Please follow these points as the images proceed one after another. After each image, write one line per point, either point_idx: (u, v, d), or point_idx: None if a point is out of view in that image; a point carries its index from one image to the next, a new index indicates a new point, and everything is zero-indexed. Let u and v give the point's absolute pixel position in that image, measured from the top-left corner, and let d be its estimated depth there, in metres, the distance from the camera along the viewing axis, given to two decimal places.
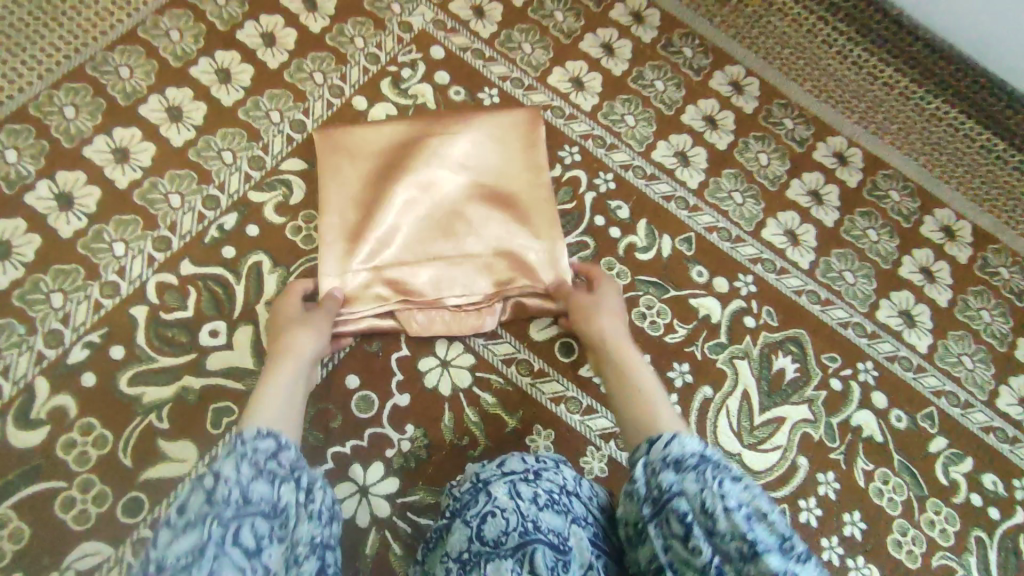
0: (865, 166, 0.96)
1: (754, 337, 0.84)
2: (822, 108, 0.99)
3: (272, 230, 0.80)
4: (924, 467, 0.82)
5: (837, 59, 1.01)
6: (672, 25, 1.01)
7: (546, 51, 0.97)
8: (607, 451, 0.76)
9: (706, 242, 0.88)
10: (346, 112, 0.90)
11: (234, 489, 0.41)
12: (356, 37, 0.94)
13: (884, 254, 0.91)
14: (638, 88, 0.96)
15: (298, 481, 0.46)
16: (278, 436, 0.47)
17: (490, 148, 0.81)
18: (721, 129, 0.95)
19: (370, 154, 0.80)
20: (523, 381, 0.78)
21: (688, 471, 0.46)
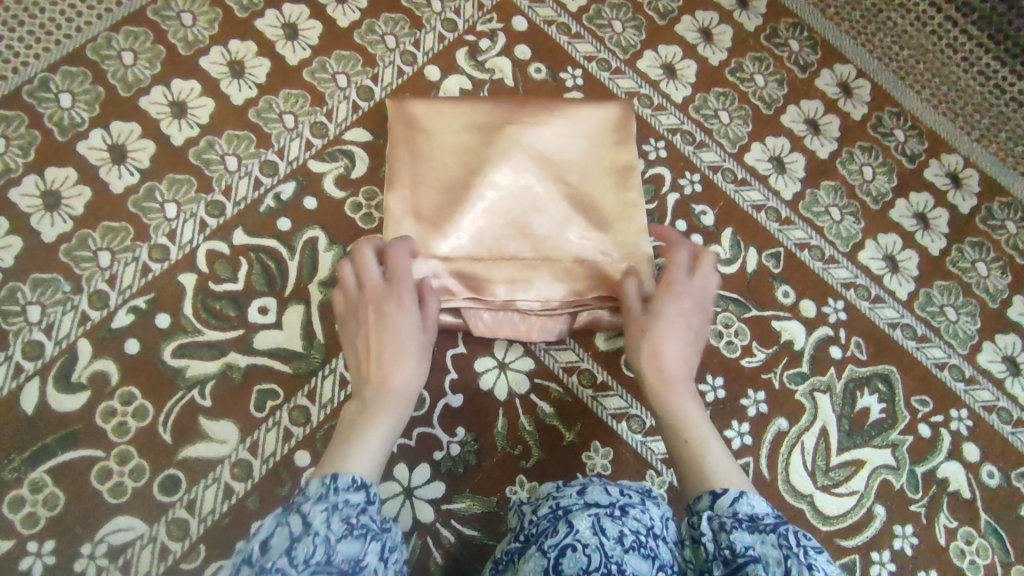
0: (979, 191, 0.86)
1: (839, 370, 0.76)
2: (938, 120, 0.89)
3: (331, 204, 0.75)
4: (1014, 531, 0.72)
5: (961, 67, 0.91)
6: (778, 14, 0.92)
7: (637, 31, 0.89)
8: (668, 478, 0.70)
9: (796, 260, 0.80)
10: (416, 82, 0.83)
11: (318, 547, 0.40)
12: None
13: (992, 292, 0.82)
14: (736, 82, 0.88)
15: (384, 542, 0.44)
16: (370, 486, 0.46)
17: (576, 144, 0.77)
18: (824, 135, 0.86)
19: (446, 135, 0.76)
20: (584, 393, 0.72)
21: (768, 535, 0.45)
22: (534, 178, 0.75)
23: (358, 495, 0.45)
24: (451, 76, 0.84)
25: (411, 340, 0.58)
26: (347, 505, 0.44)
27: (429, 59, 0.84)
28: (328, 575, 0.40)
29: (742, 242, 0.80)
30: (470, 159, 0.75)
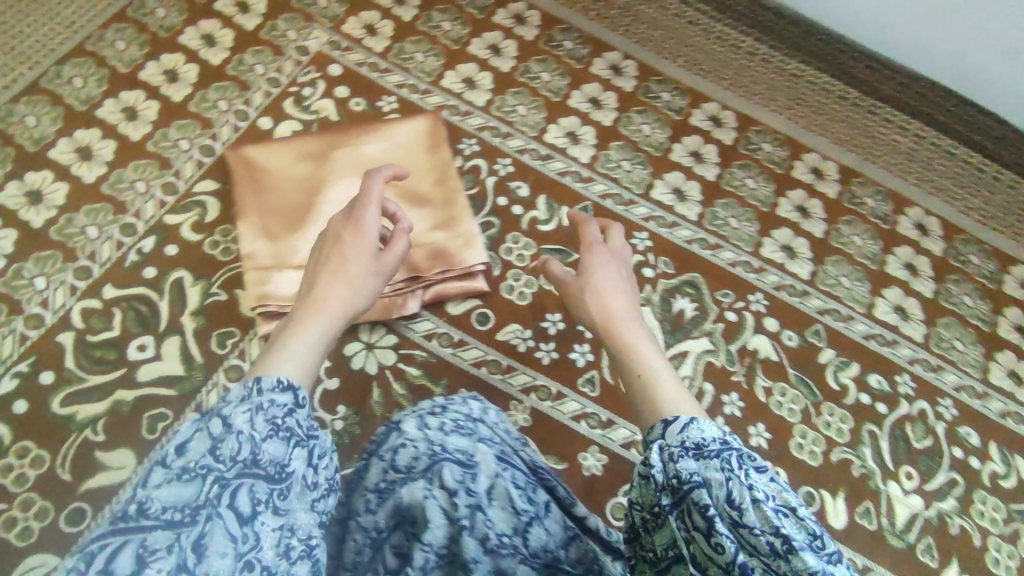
0: (738, 126, 1.06)
1: (654, 285, 0.92)
2: (694, 79, 1.09)
3: (191, 246, 0.85)
4: (817, 377, 0.89)
5: (704, 35, 1.12)
6: (551, 23, 1.11)
7: (437, 57, 1.06)
8: (529, 403, 0.82)
9: (602, 208, 0.97)
10: (253, 133, 0.96)
11: (242, 445, 0.42)
12: (256, 65, 1.01)
13: (762, 199, 1.01)
14: (526, 81, 1.06)
15: (312, 450, 0.46)
16: (298, 390, 0.48)
17: (396, 152, 0.91)
18: (606, 108, 1.05)
19: (282, 167, 0.88)
20: (445, 352, 0.83)
21: (713, 461, 0.44)
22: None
23: (286, 399, 0.46)
24: (284, 123, 0.97)
25: (355, 277, 0.65)
26: (273, 407, 0.45)
27: (262, 112, 0.97)
28: (251, 475, 0.41)
29: (556, 204, 0.96)
30: (308, 185, 0.87)
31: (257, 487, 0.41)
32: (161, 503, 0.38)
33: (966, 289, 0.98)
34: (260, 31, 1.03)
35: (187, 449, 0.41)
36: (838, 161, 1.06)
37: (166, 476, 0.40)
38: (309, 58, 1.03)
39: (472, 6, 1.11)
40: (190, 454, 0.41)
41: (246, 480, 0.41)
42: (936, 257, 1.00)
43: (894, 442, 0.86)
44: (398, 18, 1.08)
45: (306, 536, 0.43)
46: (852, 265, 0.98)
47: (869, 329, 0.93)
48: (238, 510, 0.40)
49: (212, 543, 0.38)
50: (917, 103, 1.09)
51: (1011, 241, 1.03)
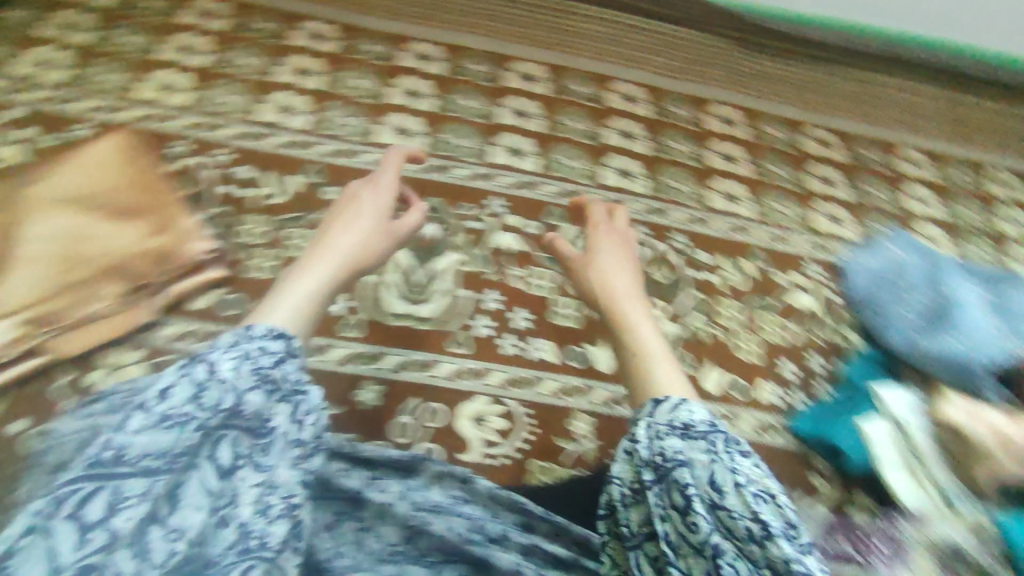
0: (553, 76, 1.24)
1: (516, 240, 1.03)
2: (495, 45, 1.25)
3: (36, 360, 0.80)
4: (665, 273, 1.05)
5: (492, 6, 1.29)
6: (352, 33, 1.19)
7: (245, 94, 1.06)
8: (435, 379, 0.91)
9: (453, 186, 1.05)
10: (57, 217, 0.88)
11: (226, 394, 0.55)
12: (42, 151, 0.94)
13: (587, 135, 1.18)
14: (344, 92, 1.10)
15: (293, 405, 0.59)
16: (286, 337, 0.62)
17: (231, 200, 0.95)
18: (424, 96, 1.14)
19: (113, 250, 0.87)
20: (342, 362, 0.90)
21: (699, 441, 0.58)
22: (211, 240, 0.91)
23: (280, 351, 0.61)
24: (85, 171, 0.92)
25: (341, 237, 0.80)
26: (253, 355, 0.58)
27: (62, 167, 0.92)
28: (232, 427, 0.55)
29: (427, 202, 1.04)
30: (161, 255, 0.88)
31: (238, 440, 0.56)
32: (142, 448, 0.51)
33: (775, 161, 1.25)
34: (47, 117, 0.98)
35: (173, 395, 0.54)
36: (637, 80, 1.28)
37: (155, 419, 0.52)
38: (109, 128, 0.99)
39: (269, 36, 1.15)
40: (179, 396, 0.54)
41: (225, 434, 0.55)
42: (748, 142, 1.26)
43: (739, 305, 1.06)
44: (196, 68, 1.08)
45: (283, 492, 0.56)
46: (677, 168, 1.18)
47: (699, 215, 1.13)
48: (220, 462, 0.54)
49: (191, 483, 0.53)
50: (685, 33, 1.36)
51: (793, 106, 1.34)
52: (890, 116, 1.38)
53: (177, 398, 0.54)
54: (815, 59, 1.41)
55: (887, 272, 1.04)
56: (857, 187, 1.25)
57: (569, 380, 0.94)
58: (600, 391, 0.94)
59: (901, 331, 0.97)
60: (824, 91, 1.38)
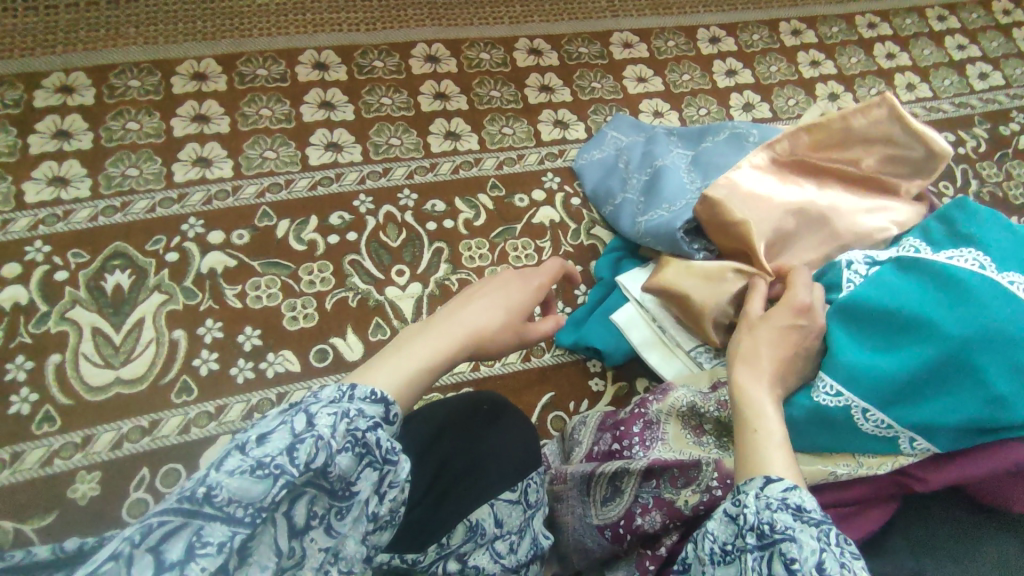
0: (451, 52, 1.14)
1: (496, 218, 0.99)
2: (383, 36, 1.13)
3: (57, 519, 0.72)
4: None
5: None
6: (232, 61, 1.05)
7: (152, 160, 0.95)
8: (484, 374, 0.87)
9: (416, 185, 1.00)
10: (21, 362, 0.79)
11: (320, 452, 0.40)
12: None
13: (512, 98, 1.11)
14: (253, 127, 1.00)
15: (379, 475, 0.44)
16: (390, 402, 0.46)
17: (230, 294, 0.87)
18: (340, 105, 1.05)
19: (126, 386, 0.79)
20: None
21: (811, 530, 0.41)
22: (224, 340, 0.84)
23: (376, 415, 0.45)
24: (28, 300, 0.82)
25: (471, 324, 0.54)
26: (360, 412, 0.44)
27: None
28: (313, 486, 0.42)
29: (384, 207, 0.97)
30: (147, 354, 0.82)
31: (315, 502, 0.42)
32: (229, 493, 0.38)
33: (681, 70, 1.21)
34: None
35: (271, 441, 0.40)
36: (543, 34, 1.20)
37: (250, 460, 0.39)
38: (19, 244, 0.85)
39: (144, 92, 1.00)
40: (276, 442, 0.40)
41: (305, 491, 0.42)
42: (648, 58, 1.22)
43: None
44: (78, 151, 0.93)
45: (346, 567, 0.42)
46: (609, 104, 1.14)
47: None
48: (293, 522, 0.41)
49: (261, 543, 0.40)
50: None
51: (682, 12, 1.29)
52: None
53: (273, 443, 0.40)
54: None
55: (615, 159, 1.02)
56: (788, 67, 1.27)
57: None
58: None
59: (629, 216, 0.93)
60: None
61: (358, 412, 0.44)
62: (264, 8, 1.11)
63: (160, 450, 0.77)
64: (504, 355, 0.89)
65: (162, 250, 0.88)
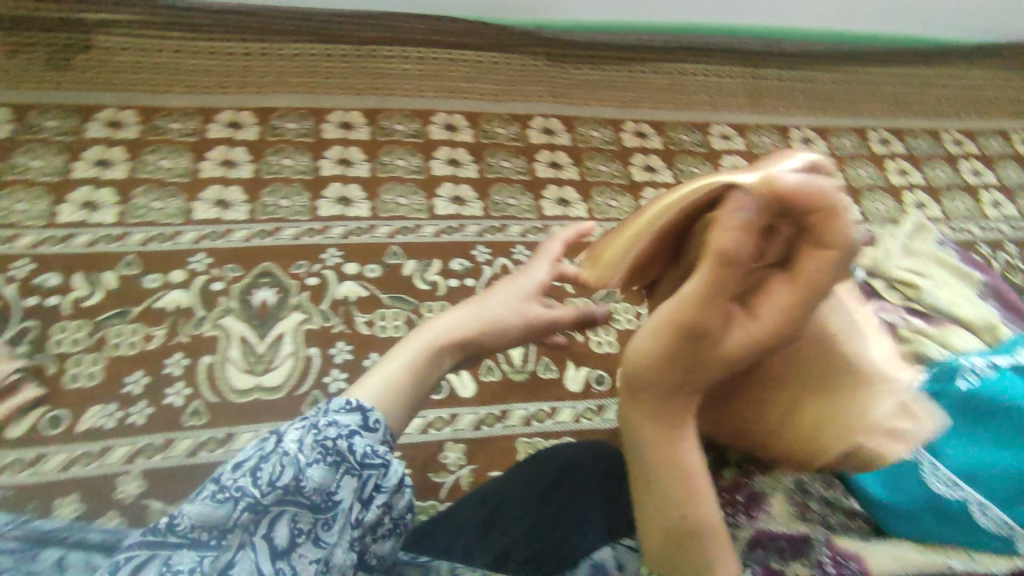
0: (565, 126, 1.26)
1: None
2: (506, 106, 1.26)
3: None
4: None
5: (488, 71, 1.30)
6: (375, 115, 1.19)
7: (301, 194, 1.06)
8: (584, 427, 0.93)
9: (531, 243, 1.08)
10: (178, 359, 0.90)
11: (284, 471, 0.53)
12: (130, 293, 0.94)
13: (618, 174, 1.21)
14: (388, 174, 1.11)
15: (361, 477, 0.56)
16: (366, 412, 0.59)
17: (362, 320, 0.96)
18: (465, 163, 1.16)
19: (264, 392, 0.89)
20: (496, 430, 0.90)
21: None
22: (353, 363, 0.92)
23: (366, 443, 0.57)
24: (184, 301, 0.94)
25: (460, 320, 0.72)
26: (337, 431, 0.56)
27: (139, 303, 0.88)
28: (293, 502, 0.53)
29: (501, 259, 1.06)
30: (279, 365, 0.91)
31: (300, 517, 0.54)
32: (194, 521, 0.52)
33: None
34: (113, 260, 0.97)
35: (263, 473, 0.53)
36: (648, 119, 1.32)
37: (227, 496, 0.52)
38: (180, 256, 0.98)
39: (299, 134, 1.14)
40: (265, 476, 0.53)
41: (286, 505, 0.53)
42: (743, 151, 1.31)
43: None
44: (240, 179, 1.07)
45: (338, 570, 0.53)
46: None
47: None
48: (275, 545, 0.52)
49: (244, 566, 0.51)
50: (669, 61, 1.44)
51: (774, 112, 1.41)
52: (881, 104, 1.48)
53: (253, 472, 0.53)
54: (789, 63, 1.50)
55: None
56: (880, 175, 1.34)
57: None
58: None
59: None
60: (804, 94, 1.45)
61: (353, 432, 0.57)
62: (402, 72, 1.26)
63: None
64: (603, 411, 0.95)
65: (304, 274, 0.99)
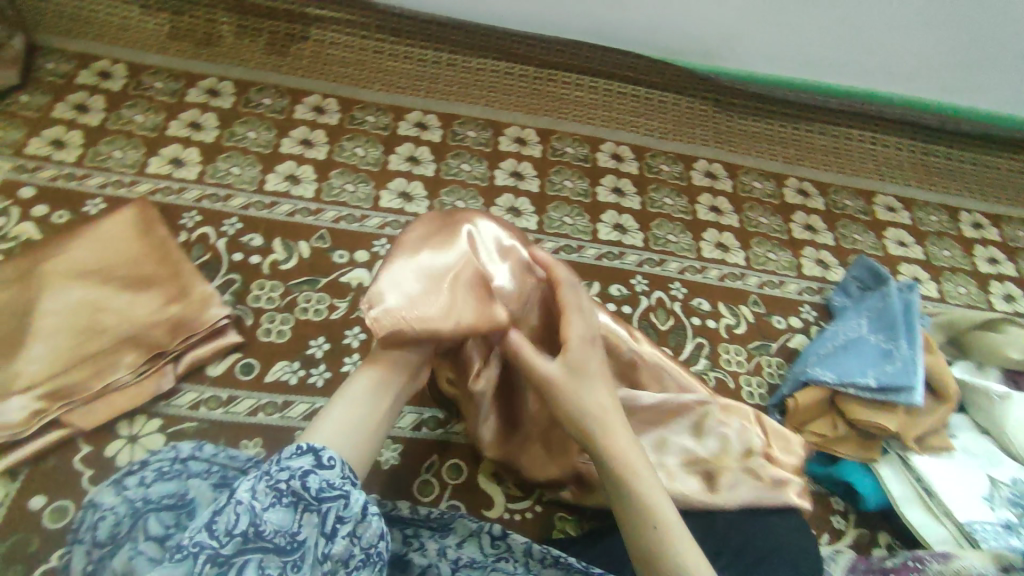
0: (540, 140, 1.22)
1: None
2: (480, 112, 1.23)
3: (51, 462, 0.76)
4: (695, 328, 1.03)
5: (470, 72, 1.26)
6: (349, 105, 1.18)
7: (253, 165, 1.07)
8: None
9: None
10: (45, 310, 0.81)
11: (240, 516, 0.45)
12: (56, 229, 0.94)
13: (582, 192, 1.16)
14: (344, 160, 1.11)
15: (322, 511, 0.48)
16: (318, 451, 0.51)
17: (274, 293, 0.94)
18: (424, 162, 1.14)
19: (142, 345, 0.81)
20: None
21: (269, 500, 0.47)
22: (253, 339, 0.89)
23: (207, 463, 0.55)
24: (103, 242, 0.88)
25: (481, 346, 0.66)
26: (208, 461, 0.55)
27: (74, 242, 0.87)
28: (257, 545, 0.45)
29: None
30: (182, 323, 0.84)
31: (267, 560, 0.45)
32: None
33: (760, 212, 1.22)
34: (76, 200, 0.97)
35: (149, 487, 0.51)
36: (629, 143, 1.26)
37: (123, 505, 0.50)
38: (113, 204, 0.98)
39: (272, 110, 1.14)
40: (132, 489, 0.51)
41: (250, 552, 0.45)
42: (730, 193, 1.23)
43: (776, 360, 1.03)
44: (201, 143, 1.07)
45: None
46: (674, 222, 1.16)
47: (681, 264, 1.11)
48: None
49: None
50: (681, 83, 1.32)
51: (773, 160, 1.30)
52: (901, 161, 1.34)
53: (148, 484, 0.51)
54: (822, 107, 1.34)
55: (835, 347, 0.96)
56: (879, 241, 1.22)
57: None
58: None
59: (835, 372, 0.91)
60: (816, 148, 1.33)
61: (180, 461, 0.54)
62: (380, 60, 1.24)
63: (167, 415, 0.81)
64: None
65: (233, 241, 0.97)
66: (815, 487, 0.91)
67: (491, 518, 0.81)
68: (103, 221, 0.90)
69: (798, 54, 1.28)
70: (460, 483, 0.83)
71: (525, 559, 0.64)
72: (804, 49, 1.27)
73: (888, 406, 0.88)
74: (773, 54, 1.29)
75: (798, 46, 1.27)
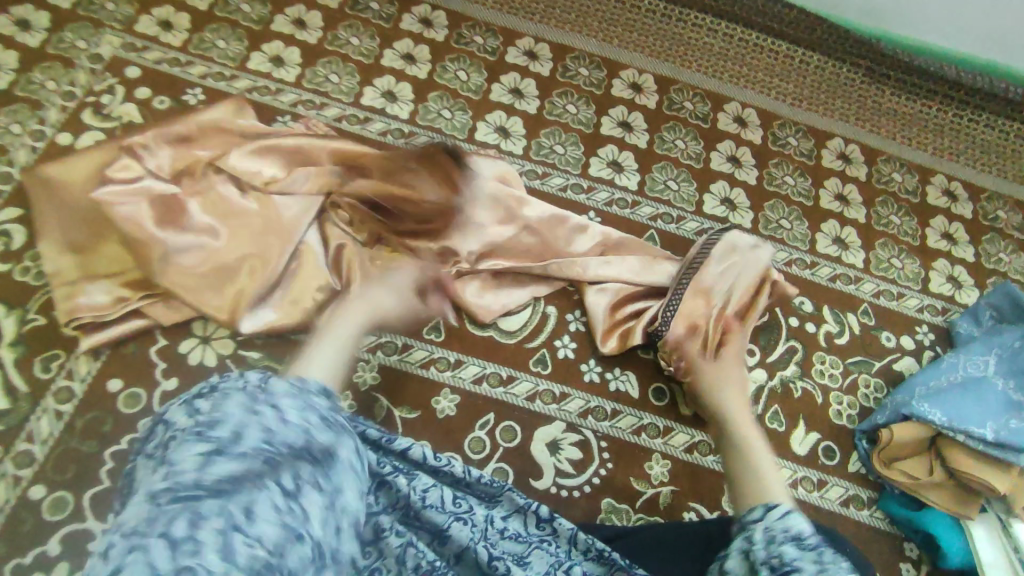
0: (658, 88, 1.10)
1: None
2: (596, 47, 1.12)
3: (126, 345, 0.78)
4: (792, 328, 0.94)
5: None
6: (458, 21, 1.09)
7: (352, 76, 1.01)
8: (538, 408, 0.83)
9: (562, 199, 0.98)
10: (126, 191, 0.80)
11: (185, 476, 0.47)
12: (153, 113, 0.93)
13: (695, 156, 1.05)
14: (444, 83, 1.04)
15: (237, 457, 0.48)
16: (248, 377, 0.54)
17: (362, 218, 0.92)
18: (528, 97, 1.05)
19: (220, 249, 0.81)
20: (444, 376, 0.83)
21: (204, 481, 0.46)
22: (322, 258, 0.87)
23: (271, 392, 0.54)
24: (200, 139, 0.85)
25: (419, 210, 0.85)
26: (268, 401, 0.53)
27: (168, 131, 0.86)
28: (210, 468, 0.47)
29: None
30: (262, 232, 0.82)
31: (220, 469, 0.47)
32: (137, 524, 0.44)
33: (893, 209, 1.07)
34: (176, 86, 0.96)
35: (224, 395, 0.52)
36: (755, 106, 1.12)
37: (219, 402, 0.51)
38: (210, 96, 0.96)
39: (378, 17, 1.07)
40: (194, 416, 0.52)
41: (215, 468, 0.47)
42: (862, 182, 1.08)
43: (875, 383, 0.93)
44: (303, 43, 1.03)
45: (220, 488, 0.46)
46: (790, 206, 1.04)
47: (789, 256, 1.00)
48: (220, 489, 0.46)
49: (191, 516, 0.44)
50: (835, 43, 1.15)
51: (921, 150, 1.13)
52: None
53: (217, 411, 0.51)
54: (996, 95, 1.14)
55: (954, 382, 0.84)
56: None
57: (667, 425, 0.84)
58: (683, 436, 0.84)
59: (947, 410, 0.80)
60: (980, 144, 1.13)
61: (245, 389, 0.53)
62: None
63: None
64: (565, 400, 0.84)
65: None
66: (889, 527, 0.84)
67: (538, 489, 0.79)
68: (199, 115, 0.87)
69: (979, 28, 1.08)
70: (512, 447, 0.80)
71: (568, 545, 0.63)
72: (986, 24, 1.07)
73: (998, 463, 0.78)
74: (948, 25, 1.09)
75: (981, 20, 1.07)
